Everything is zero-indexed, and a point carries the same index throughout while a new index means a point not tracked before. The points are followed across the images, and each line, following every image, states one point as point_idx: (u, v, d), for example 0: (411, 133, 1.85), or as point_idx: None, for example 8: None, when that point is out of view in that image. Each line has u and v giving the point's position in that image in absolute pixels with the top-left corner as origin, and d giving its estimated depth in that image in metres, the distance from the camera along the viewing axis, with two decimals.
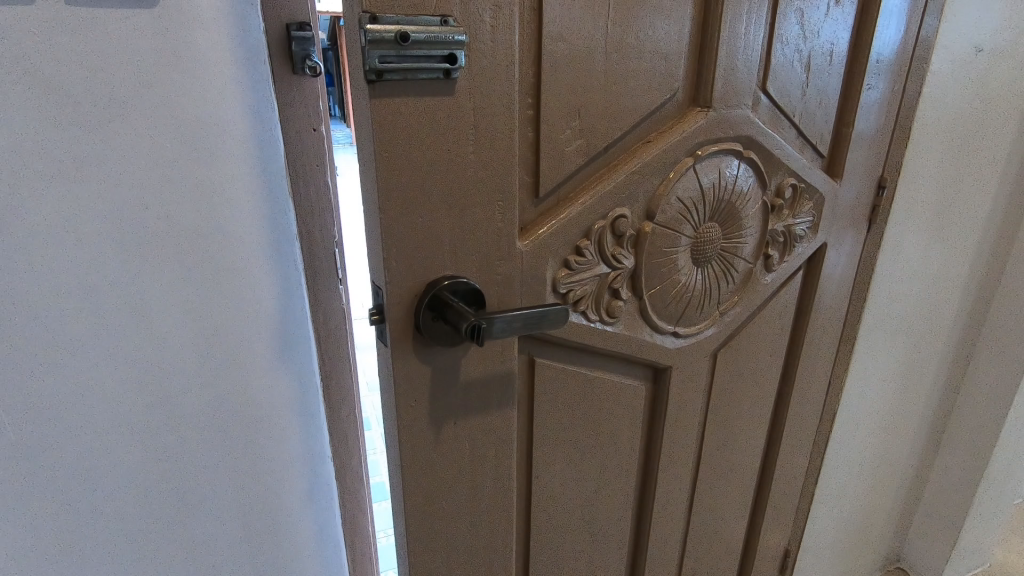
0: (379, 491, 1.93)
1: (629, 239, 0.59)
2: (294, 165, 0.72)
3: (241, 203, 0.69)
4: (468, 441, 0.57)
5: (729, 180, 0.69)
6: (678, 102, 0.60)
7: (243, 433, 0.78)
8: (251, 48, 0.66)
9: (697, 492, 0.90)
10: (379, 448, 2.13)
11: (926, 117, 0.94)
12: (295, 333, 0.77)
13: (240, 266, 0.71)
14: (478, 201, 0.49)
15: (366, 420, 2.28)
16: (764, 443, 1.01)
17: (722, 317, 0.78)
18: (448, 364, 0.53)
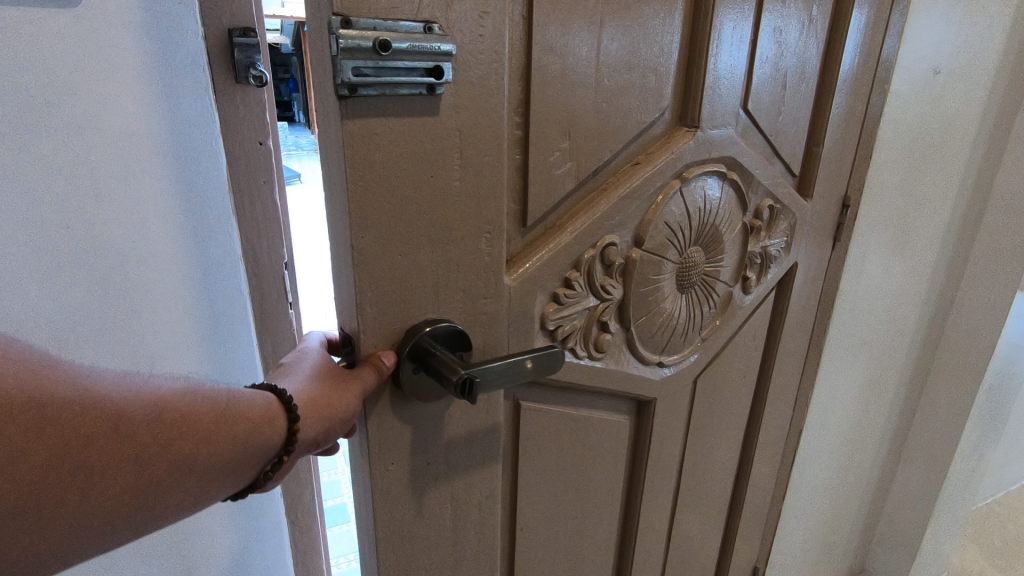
0: (336, 514, 1.89)
1: (618, 268, 0.56)
2: (236, 169, 0.80)
3: (168, 202, 0.76)
4: (448, 494, 0.52)
5: (713, 203, 0.67)
6: (666, 121, 0.58)
7: None
8: (189, 59, 0.74)
9: (674, 523, 0.87)
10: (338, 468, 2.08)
11: (887, 137, 0.94)
12: (231, 317, 0.86)
13: (168, 258, 0.78)
14: (462, 232, 0.45)
15: None
16: (737, 469, 1.00)
17: (705, 342, 0.76)
18: (428, 412, 0.48)
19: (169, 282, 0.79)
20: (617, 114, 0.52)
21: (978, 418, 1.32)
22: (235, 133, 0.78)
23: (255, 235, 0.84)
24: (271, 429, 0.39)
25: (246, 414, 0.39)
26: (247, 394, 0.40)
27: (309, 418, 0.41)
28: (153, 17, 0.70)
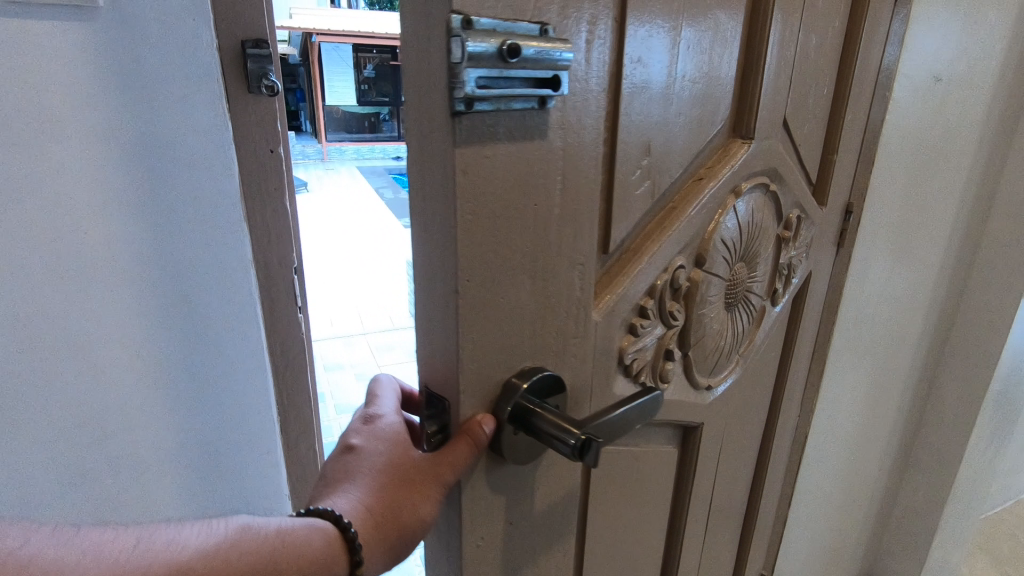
0: None
1: (684, 291, 0.53)
2: (248, 173, 0.87)
3: (184, 202, 0.84)
4: (527, 553, 0.48)
5: (757, 216, 0.64)
6: (723, 132, 0.54)
7: (191, 391, 0.91)
8: (205, 70, 0.81)
9: (702, 557, 0.82)
10: None
11: (889, 143, 0.90)
12: (242, 313, 0.92)
13: (185, 254, 0.85)
14: (557, 263, 0.41)
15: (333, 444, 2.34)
16: (755, 487, 0.96)
17: (744, 359, 0.72)
18: (517, 467, 0.44)
19: (167, 278, 0.85)
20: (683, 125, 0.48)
21: (986, 429, 1.27)
22: (246, 138, 0.86)
23: (264, 235, 0.91)
24: (331, 566, 0.37)
25: (301, 557, 0.36)
26: (301, 532, 0.37)
27: (374, 555, 0.38)
28: (175, 32, 0.78)
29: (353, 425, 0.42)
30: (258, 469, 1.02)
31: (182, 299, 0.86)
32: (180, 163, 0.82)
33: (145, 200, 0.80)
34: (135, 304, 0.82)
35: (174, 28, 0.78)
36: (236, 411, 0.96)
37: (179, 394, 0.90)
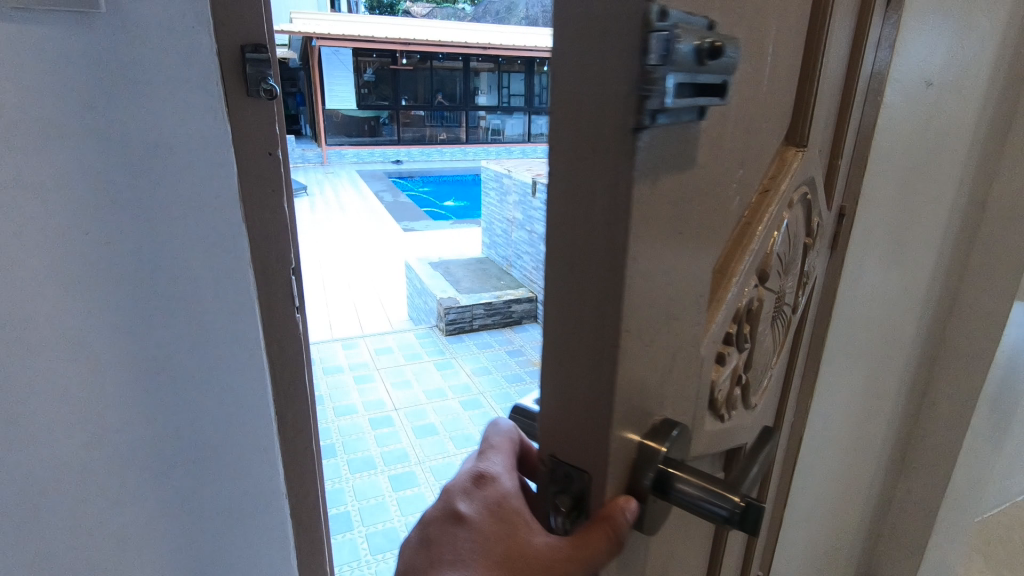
0: (341, 522, 1.93)
1: (751, 312, 0.52)
2: (248, 182, 0.78)
3: (173, 216, 0.75)
4: None
5: (795, 225, 0.62)
6: (781, 142, 0.54)
7: (182, 423, 0.83)
8: (203, 72, 0.73)
9: None
10: (342, 477, 2.15)
11: (881, 143, 0.83)
12: (236, 334, 0.83)
13: (177, 272, 0.77)
14: (688, 298, 0.39)
15: (331, 446, 2.34)
16: (767, 503, 0.94)
17: (773, 373, 0.70)
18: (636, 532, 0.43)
19: (152, 298, 0.77)
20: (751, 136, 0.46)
21: (982, 432, 1.25)
22: (244, 147, 0.77)
23: (263, 250, 0.82)
24: None
25: None
26: None
27: None
28: (172, 32, 0.70)
29: (461, 487, 0.43)
30: (261, 507, 0.92)
31: (172, 321, 0.78)
32: (172, 174, 0.74)
33: (129, 213, 0.73)
34: (118, 326, 0.75)
35: (172, 27, 0.70)
36: (235, 446, 0.87)
37: (169, 426, 0.82)
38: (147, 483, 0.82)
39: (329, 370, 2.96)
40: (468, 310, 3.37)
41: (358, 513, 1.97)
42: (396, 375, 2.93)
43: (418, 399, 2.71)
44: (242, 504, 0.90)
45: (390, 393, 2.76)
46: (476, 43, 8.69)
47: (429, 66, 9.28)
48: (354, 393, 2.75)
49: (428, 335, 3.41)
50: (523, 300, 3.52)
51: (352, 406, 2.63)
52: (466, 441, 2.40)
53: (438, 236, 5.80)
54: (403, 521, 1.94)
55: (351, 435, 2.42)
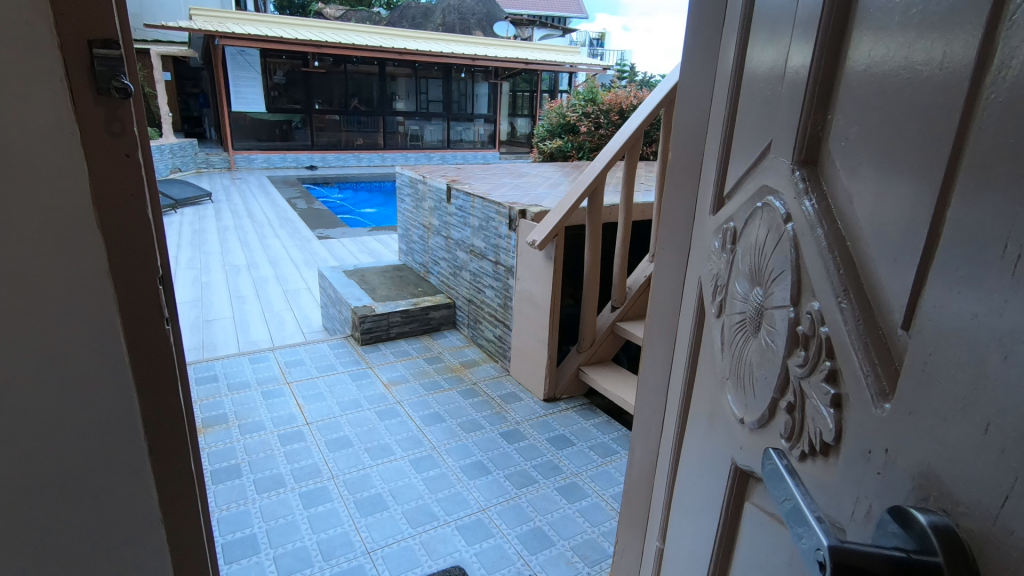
0: (238, 548, 1.81)
1: (804, 337, 0.52)
2: (100, 186, 0.70)
3: (16, 224, 0.66)
4: None
5: (760, 235, 0.64)
6: (803, 159, 0.55)
7: (35, 452, 0.74)
8: (43, 69, 0.64)
9: None
10: (245, 500, 2.02)
11: (738, 127, 0.79)
12: (101, 354, 0.75)
13: (18, 284, 0.68)
14: None
15: (232, 467, 2.20)
16: (680, 489, 0.97)
17: (734, 384, 0.72)
18: None
19: None
20: (908, 142, 0.40)
21: None
22: (97, 151, 0.69)
23: (128, 261, 0.74)
24: None
25: None
26: None
27: None
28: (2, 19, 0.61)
29: None
30: (134, 536, 0.84)
31: (20, 344, 0.70)
32: (12, 182, 0.65)
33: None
34: None
35: (4, 17, 0.61)
36: (106, 476, 0.80)
37: (21, 459, 0.73)
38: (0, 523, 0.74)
39: (235, 386, 2.80)
40: (386, 318, 3.30)
41: (266, 535, 1.87)
42: (309, 388, 2.82)
43: (332, 411, 2.62)
44: (116, 535, 0.83)
45: (303, 407, 2.65)
46: (389, 48, 8.63)
47: (343, 70, 9.35)
48: (263, 408, 2.62)
49: (343, 345, 3.32)
50: (441, 306, 3.50)
51: (261, 422, 2.51)
52: (383, 452, 2.35)
53: (353, 242, 5.67)
54: (316, 539, 1.87)
55: (259, 453, 2.30)
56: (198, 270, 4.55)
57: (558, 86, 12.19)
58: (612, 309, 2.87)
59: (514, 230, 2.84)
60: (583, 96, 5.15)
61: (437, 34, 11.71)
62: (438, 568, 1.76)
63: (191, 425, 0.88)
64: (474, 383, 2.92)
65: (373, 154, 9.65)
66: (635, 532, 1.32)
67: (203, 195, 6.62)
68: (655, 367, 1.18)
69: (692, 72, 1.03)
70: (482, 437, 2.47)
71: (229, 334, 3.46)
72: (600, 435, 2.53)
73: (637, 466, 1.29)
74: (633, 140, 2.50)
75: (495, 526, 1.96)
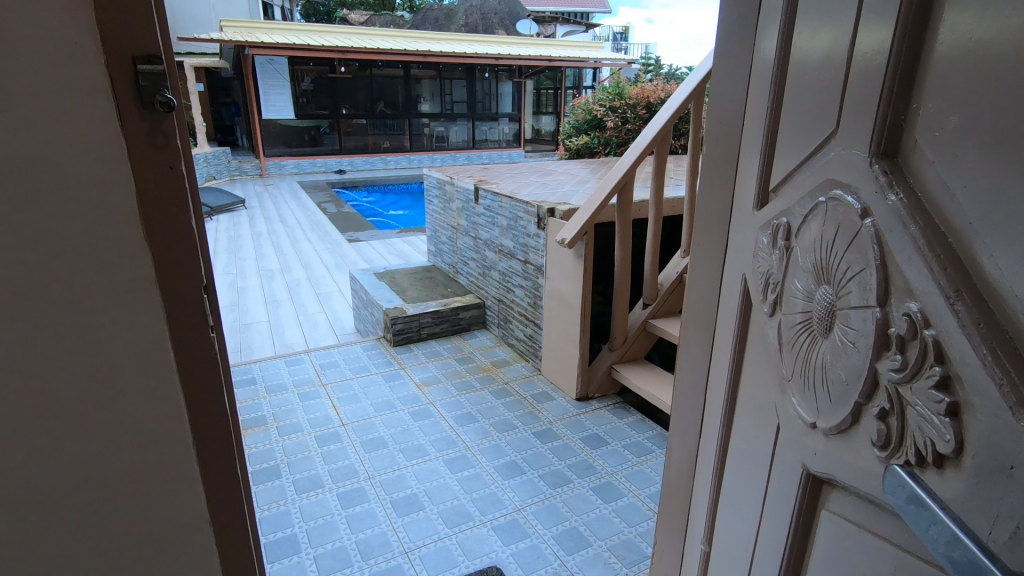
0: (279, 548, 1.85)
1: (900, 339, 0.53)
2: (148, 200, 0.72)
3: (69, 237, 0.68)
4: None
5: (828, 234, 0.64)
6: (886, 155, 0.55)
7: (89, 457, 0.76)
8: (92, 88, 0.66)
9: None
10: (285, 500, 2.06)
11: (786, 119, 0.76)
12: (149, 362, 0.77)
13: (71, 296, 0.70)
14: None
15: (272, 468, 2.25)
16: (731, 490, 0.95)
17: (797, 386, 0.72)
18: None
19: (49, 331, 0.70)
20: None
21: None
22: (142, 164, 0.70)
23: (173, 270, 0.75)
24: None
25: None
26: None
27: None
28: (53, 41, 0.63)
29: None
30: (184, 537, 0.86)
31: (68, 354, 0.72)
32: (62, 197, 0.67)
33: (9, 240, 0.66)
34: (9, 358, 0.69)
35: (49, 36, 0.62)
36: (153, 480, 0.82)
37: (78, 464, 0.76)
38: (59, 525, 0.77)
39: (273, 389, 2.86)
40: (417, 319, 3.33)
41: (306, 535, 1.90)
42: (343, 390, 2.86)
43: (366, 412, 2.66)
44: (165, 536, 0.85)
45: (339, 408, 2.69)
46: (413, 51, 8.69)
47: (369, 75, 9.46)
48: (300, 410, 2.67)
49: (376, 346, 3.36)
50: (471, 306, 3.51)
51: (298, 424, 2.55)
52: (418, 452, 2.37)
53: (383, 244, 5.73)
54: (354, 539, 1.89)
55: (297, 454, 2.34)
56: (235, 275, 4.67)
57: (584, 82, 12.10)
58: (644, 307, 2.83)
59: (543, 229, 2.82)
60: (610, 90, 5.10)
61: (461, 34, 11.74)
62: (475, 569, 1.76)
63: (236, 429, 0.90)
64: (506, 383, 2.92)
65: (399, 157, 9.75)
66: (674, 534, 1.30)
67: (236, 202, 6.78)
68: (691, 366, 1.16)
69: (726, 62, 1.00)
70: (516, 437, 2.47)
71: (265, 337, 3.54)
72: (634, 435, 2.50)
73: (676, 466, 1.27)
74: (662, 134, 2.46)
75: (531, 527, 1.96)
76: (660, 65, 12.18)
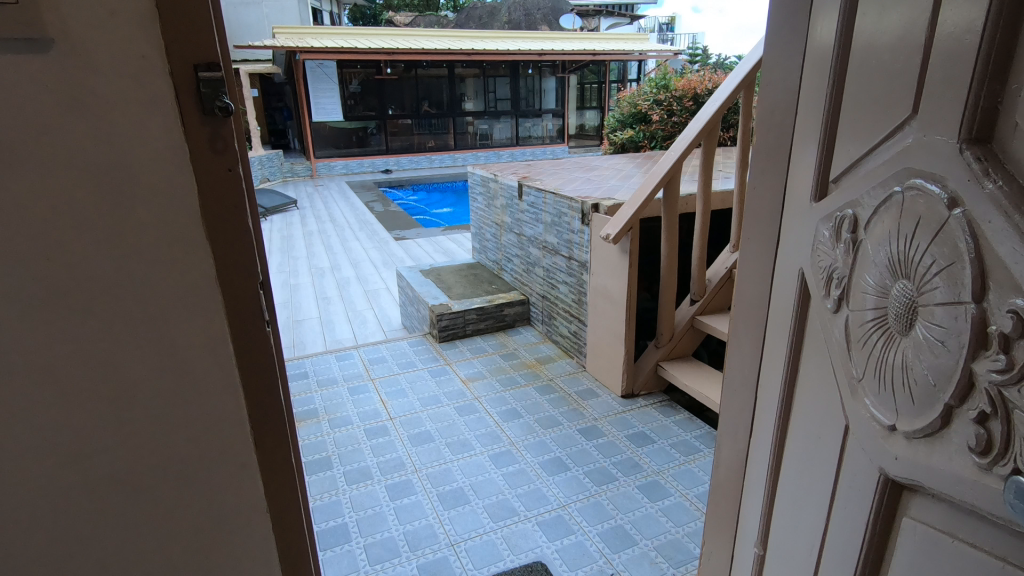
0: (330, 537, 1.91)
1: (1006, 339, 0.50)
2: (208, 201, 0.76)
3: (137, 237, 0.73)
4: None
5: (907, 228, 0.61)
6: (978, 144, 0.53)
7: (156, 443, 0.81)
8: (156, 95, 0.69)
9: None
10: (336, 490, 2.13)
11: (849, 106, 0.73)
12: (211, 355, 0.81)
13: (140, 292, 0.74)
14: None
15: (324, 459, 2.33)
16: (791, 490, 0.93)
17: (869, 387, 0.70)
18: None
19: (119, 325, 0.75)
20: None
21: None
22: (203, 167, 0.74)
23: (231, 267, 0.79)
24: None
25: None
26: None
27: None
28: (122, 52, 0.67)
29: None
30: (244, 521, 0.91)
31: (136, 348, 0.76)
32: (130, 199, 0.71)
33: (82, 242, 0.70)
34: (84, 349, 0.74)
35: (117, 48, 0.66)
36: (214, 467, 0.86)
37: (147, 449, 0.81)
38: (130, 507, 0.82)
39: (324, 383, 2.95)
40: (462, 316, 3.37)
41: (356, 524, 1.96)
42: (391, 385, 2.93)
43: (413, 407, 2.71)
44: (225, 520, 0.89)
45: (386, 403, 2.75)
46: (456, 50, 8.77)
47: (414, 75, 9.61)
48: (350, 404, 2.75)
49: (422, 342, 3.41)
50: (515, 303, 3.52)
51: (348, 417, 2.63)
52: (463, 447, 2.40)
53: (428, 241, 5.82)
54: (403, 530, 1.94)
55: (347, 446, 2.42)
56: (288, 273, 4.84)
57: (628, 75, 11.91)
58: (691, 303, 2.77)
59: (587, 225, 2.81)
60: (655, 82, 5.00)
61: (504, 31, 11.75)
62: (521, 563, 1.78)
63: (290, 418, 0.93)
64: (551, 379, 2.92)
65: (444, 155, 9.87)
66: (724, 535, 1.27)
67: (288, 203, 7.02)
68: (741, 363, 1.13)
69: (777, 49, 0.96)
70: (561, 433, 2.47)
71: (317, 333, 3.66)
72: (681, 433, 2.45)
73: (725, 463, 1.25)
74: (710, 126, 2.39)
75: (575, 523, 1.95)
76: (708, 55, 11.93)
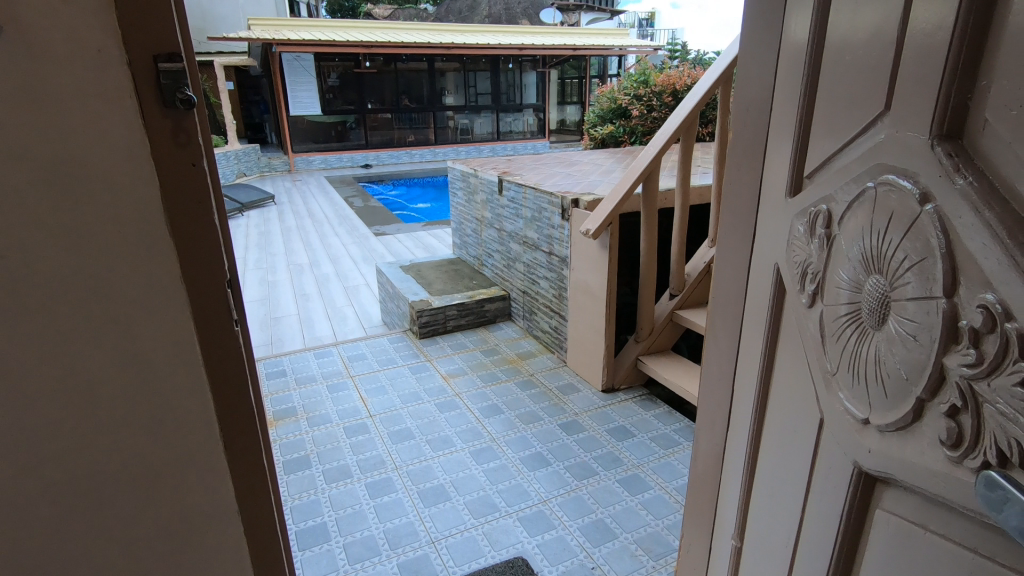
0: (308, 536, 1.88)
1: (976, 334, 0.51)
2: (171, 196, 0.73)
3: (97, 234, 0.70)
4: None
5: (882, 222, 0.62)
6: (950, 140, 0.53)
7: (121, 446, 0.79)
8: (115, 87, 0.67)
9: None
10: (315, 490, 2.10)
11: (823, 102, 0.74)
12: (177, 355, 0.79)
13: (101, 290, 0.72)
14: None
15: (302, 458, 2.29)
16: (767, 483, 0.94)
17: (844, 381, 0.70)
18: None
19: (79, 324, 0.72)
20: None
21: None
22: (165, 161, 0.72)
23: (197, 265, 0.77)
24: None
25: None
26: None
27: None
28: (77, 41, 0.64)
29: None
30: (216, 524, 0.89)
31: (99, 348, 0.74)
32: (88, 194, 0.68)
33: (40, 238, 0.68)
34: (44, 349, 0.71)
35: (72, 36, 0.64)
36: (184, 469, 0.84)
37: (112, 452, 0.78)
38: (94, 511, 0.80)
39: (303, 381, 2.91)
40: (442, 312, 3.35)
41: (335, 523, 1.94)
42: (371, 382, 2.90)
43: (394, 404, 2.69)
44: (196, 523, 0.87)
45: (366, 400, 2.73)
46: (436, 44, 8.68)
47: (393, 69, 9.50)
48: (329, 402, 2.71)
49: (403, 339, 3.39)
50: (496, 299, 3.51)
51: (327, 415, 2.60)
52: (444, 443, 2.39)
53: (409, 237, 5.77)
54: (382, 528, 1.92)
55: (327, 445, 2.39)
56: (265, 270, 4.76)
57: (609, 70, 11.91)
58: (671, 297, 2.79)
59: (567, 220, 2.80)
60: (636, 78, 5.00)
61: (485, 25, 11.66)
62: (501, 560, 1.77)
63: (261, 419, 0.91)
64: (532, 375, 2.91)
65: (424, 150, 9.79)
66: (702, 529, 1.28)
67: (267, 198, 6.91)
68: (719, 358, 1.13)
69: (754, 44, 0.96)
70: (542, 428, 2.47)
71: (295, 331, 3.60)
72: (661, 427, 2.47)
73: (703, 456, 1.25)
74: (688, 122, 2.40)
75: (556, 517, 1.96)
76: (687, 51, 11.99)
